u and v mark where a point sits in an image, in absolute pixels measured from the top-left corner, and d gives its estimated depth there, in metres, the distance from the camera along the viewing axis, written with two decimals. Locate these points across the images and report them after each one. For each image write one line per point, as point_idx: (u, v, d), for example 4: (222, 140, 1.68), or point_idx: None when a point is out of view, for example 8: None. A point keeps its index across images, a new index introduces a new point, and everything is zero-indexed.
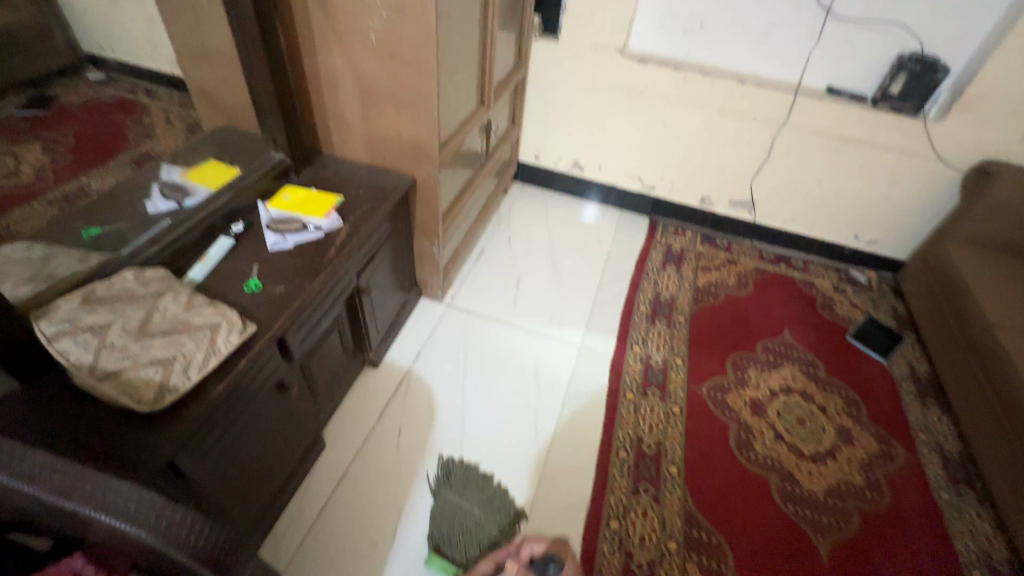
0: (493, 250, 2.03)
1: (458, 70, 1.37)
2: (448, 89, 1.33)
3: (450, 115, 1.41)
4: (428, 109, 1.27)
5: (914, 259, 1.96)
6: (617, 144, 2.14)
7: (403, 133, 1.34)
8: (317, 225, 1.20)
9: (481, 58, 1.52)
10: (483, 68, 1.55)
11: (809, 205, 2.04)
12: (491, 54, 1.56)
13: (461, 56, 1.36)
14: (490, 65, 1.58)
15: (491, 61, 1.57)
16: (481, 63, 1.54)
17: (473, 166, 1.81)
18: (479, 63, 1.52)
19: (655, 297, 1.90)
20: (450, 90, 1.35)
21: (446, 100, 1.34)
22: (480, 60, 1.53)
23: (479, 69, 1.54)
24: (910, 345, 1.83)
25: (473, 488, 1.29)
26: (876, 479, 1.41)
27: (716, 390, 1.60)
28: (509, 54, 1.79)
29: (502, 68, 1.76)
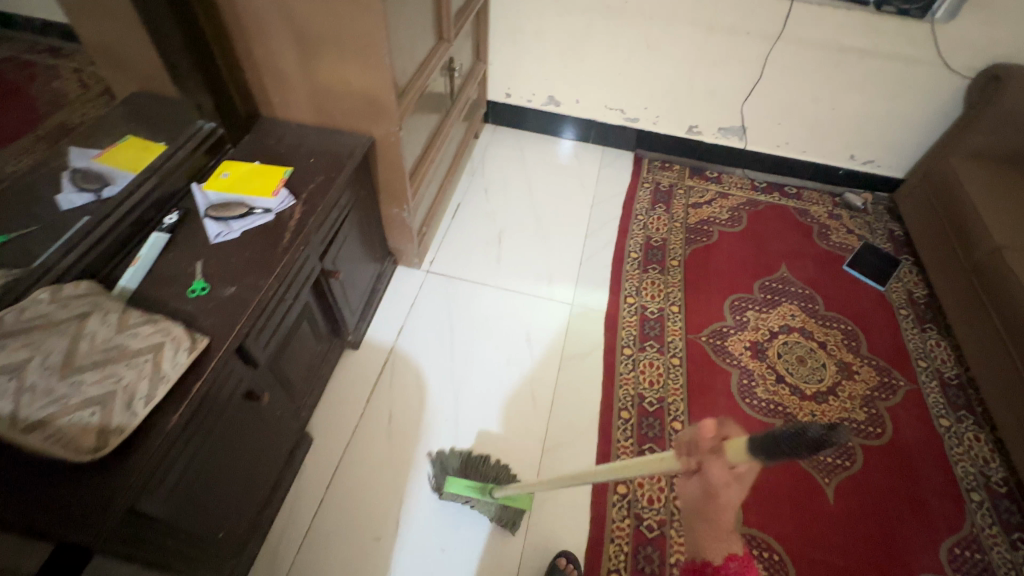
0: (469, 205, 1.87)
1: (409, 3, 1.15)
2: (399, 29, 1.13)
3: (405, 59, 1.20)
4: (377, 56, 1.07)
5: (913, 177, 1.86)
6: (596, 73, 1.93)
7: (351, 87, 1.14)
8: (265, 207, 1.04)
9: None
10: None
11: (804, 127, 1.90)
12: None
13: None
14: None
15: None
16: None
17: (439, 113, 1.62)
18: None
19: (647, 242, 1.79)
20: (402, 29, 1.14)
21: (398, 42, 1.14)
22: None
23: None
24: (907, 269, 1.78)
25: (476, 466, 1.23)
26: (877, 413, 1.41)
27: (715, 337, 1.55)
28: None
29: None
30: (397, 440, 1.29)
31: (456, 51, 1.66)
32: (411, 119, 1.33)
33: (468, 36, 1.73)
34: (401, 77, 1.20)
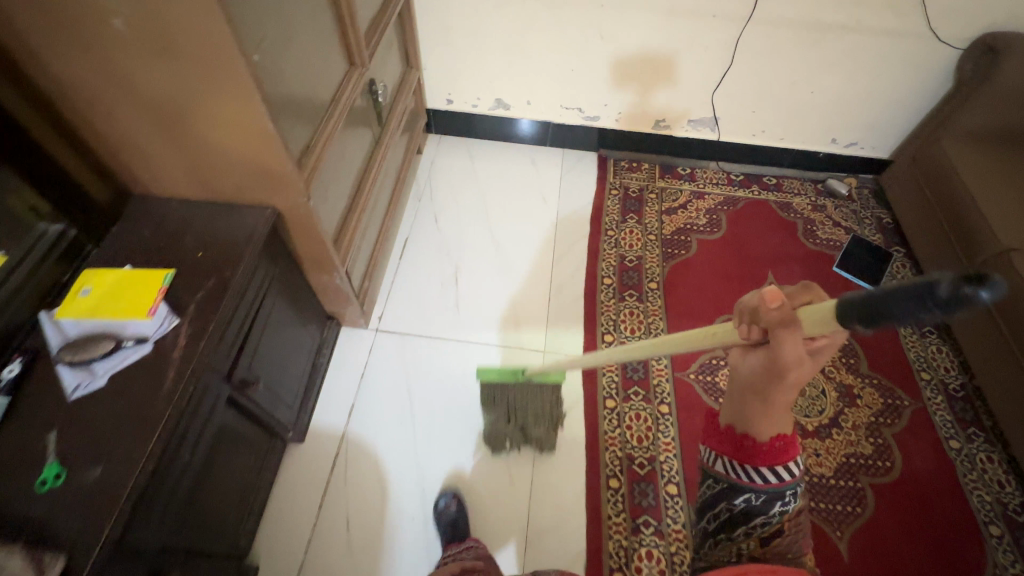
0: (418, 239, 1.65)
1: (294, 40, 0.90)
2: (285, 77, 0.88)
3: (304, 111, 0.96)
4: (260, 124, 0.83)
5: (903, 158, 1.70)
6: (546, 70, 1.69)
7: (237, 159, 0.90)
8: (139, 336, 0.81)
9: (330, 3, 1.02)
10: (339, 17, 1.07)
11: (781, 113, 1.71)
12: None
13: (293, 16, 0.89)
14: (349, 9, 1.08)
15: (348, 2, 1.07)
16: (334, 11, 1.05)
17: (368, 146, 1.37)
18: (330, 12, 1.03)
19: (621, 263, 1.61)
20: (290, 76, 0.90)
21: (288, 95, 0.89)
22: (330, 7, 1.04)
23: (334, 21, 1.05)
24: (900, 262, 1.65)
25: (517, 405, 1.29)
26: (884, 442, 1.29)
27: (704, 372, 1.40)
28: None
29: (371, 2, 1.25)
30: (359, 551, 1.13)
31: (380, 67, 1.40)
32: (327, 174, 1.09)
33: (391, 44, 1.47)
34: (301, 133, 0.96)
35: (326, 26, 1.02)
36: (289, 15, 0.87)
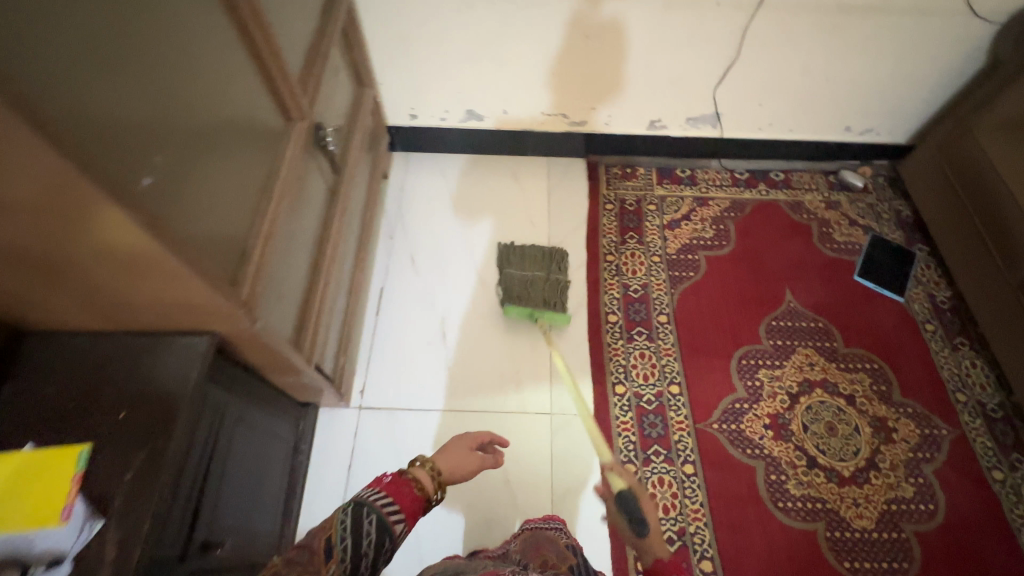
0: (395, 287, 1.45)
1: (192, 135, 0.68)
2: (190, 190, 0.67)
3: (221, 214, 0.74)
4: (164, 267, 0.61)
5: (926, 145, 1.53)
6: (521, 76, 1.44)
7: (146, 299, 0.69)
8: (53, 555, 0.63)
9: (237, 63, 0.80)
10: (253, 74, 0.84)
11: (791, 103, 1.50)
12: (252, 42, 0.82)
13: (182, 104, 0.67)
14: (264, 62, 0.85)
15: (263, 54, 0.84)
16: (246, 70, 0.82)
17: (323, 203, 1.16)
18: (239, 73, 0.80)
19: (625, 295, 1.44)
20: (197, 185, 0.69)
21: (199, 209, 0.68)
22: (243, 65, 0.81)
23: (247, 82, 0.83)
24: (924, 263, 1.51)
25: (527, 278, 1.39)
26: (925, 482, 1.20)
27: (727, 420, 1.27)
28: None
29: (300, 33, 1.01)
30: None
31: (324, 103, 1.16)
32: (273, 271, 0.89)
33: (334, 71, 1.22)
34: (229, 246, 0.76)
35: (235, 95, 0.79)
36: (178, 105, 0.66)
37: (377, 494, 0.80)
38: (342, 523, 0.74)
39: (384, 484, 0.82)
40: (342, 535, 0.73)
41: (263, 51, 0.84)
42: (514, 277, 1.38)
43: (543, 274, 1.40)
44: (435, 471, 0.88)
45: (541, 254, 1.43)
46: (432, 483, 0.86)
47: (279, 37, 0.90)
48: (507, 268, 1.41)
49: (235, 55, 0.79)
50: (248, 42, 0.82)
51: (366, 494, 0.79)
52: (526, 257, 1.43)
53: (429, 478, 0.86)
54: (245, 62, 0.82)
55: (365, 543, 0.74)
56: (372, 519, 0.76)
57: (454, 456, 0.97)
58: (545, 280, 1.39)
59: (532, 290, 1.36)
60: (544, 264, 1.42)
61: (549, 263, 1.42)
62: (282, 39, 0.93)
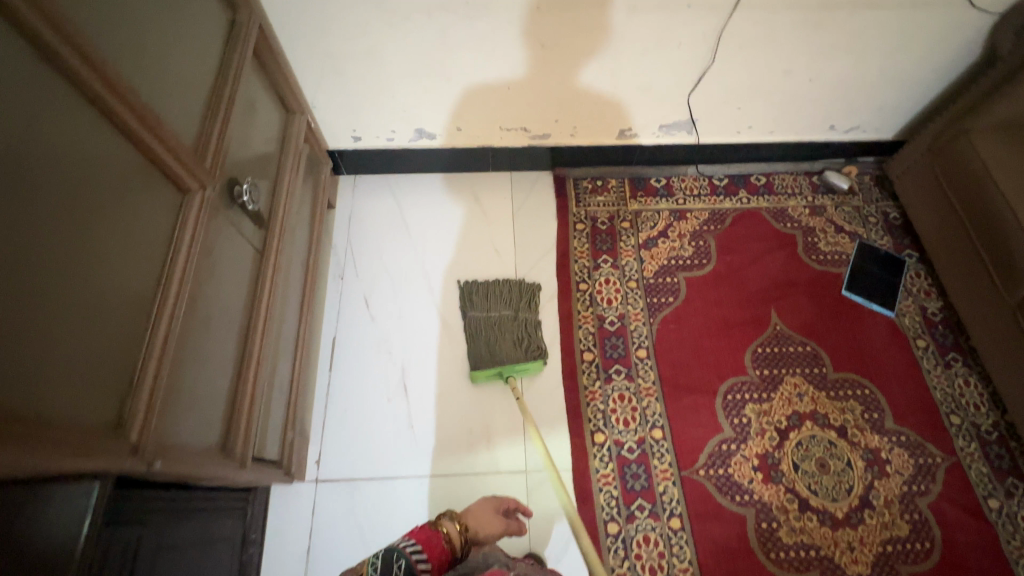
0: (349, 337, 1.32)
1: (25, 267, 0.52)
2: (20, 344, 0.52)
3: (79, 348, 0.59)
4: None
5: (918, 143, 1.41)
6: (474, 90, 1.28)
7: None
8: None
9: (97, 145, 0.63)
10: (124, 153, 0.67)
11: (772, 106, 1.37)
12: (115, 115, 0.65)
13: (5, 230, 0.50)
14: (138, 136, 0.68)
15: (134, 127, 0.67)
16: (112, 151, 0.65)
17: (252, 266, 1.00)
18: (101, 157, 0.63)
19: (601, 328, 1.33)
20: (38, 328, 0.54)
21: (41, 359, 0.54)
22: (112, 143, 0.65)
23: (116, 164, 0.66)
24: (914, 271, 1.43)
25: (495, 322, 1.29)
26: (921, 518, 1.14)
27: (715, 464, 1.19)
28: (187, 34, 0.83)
29: (190, 79, 0.83)
30: None
31: (238, 151, 0.99)
32: (180, 381, 0.75)
33: (248, 106, 1.05)
34: (104, 384, 0.62)
35: (98, 186, 0.63)
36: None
37: (408, 540, 0.86)
38: (375, 566, 0.79)
39: (416, 530, 0.89)
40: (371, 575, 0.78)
41: (134, 123, 0.67)
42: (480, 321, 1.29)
43: (511, 313, 1.31)
44: (463, 527, 0.93)
45: (505, 287, 1.34)
46: (459, 537, 0.91)
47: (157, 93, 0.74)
48: (472, 311, 1.31)
49: (91, 137, 0.62)
50: (109, 115, 0.64)
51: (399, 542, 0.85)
52: (489, 292, 1.34)
53: (456, 531, 0.92)
54: (110, 140, 0.65)
55: None
56: (400, 563, 0.80)
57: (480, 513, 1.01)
58: (511, 319, 1.30)
59: (499, 334, 1.27)
60: (509, 299, 1.32)
61: (514, 295, 1.33)
62: (160, 97, 0.75)
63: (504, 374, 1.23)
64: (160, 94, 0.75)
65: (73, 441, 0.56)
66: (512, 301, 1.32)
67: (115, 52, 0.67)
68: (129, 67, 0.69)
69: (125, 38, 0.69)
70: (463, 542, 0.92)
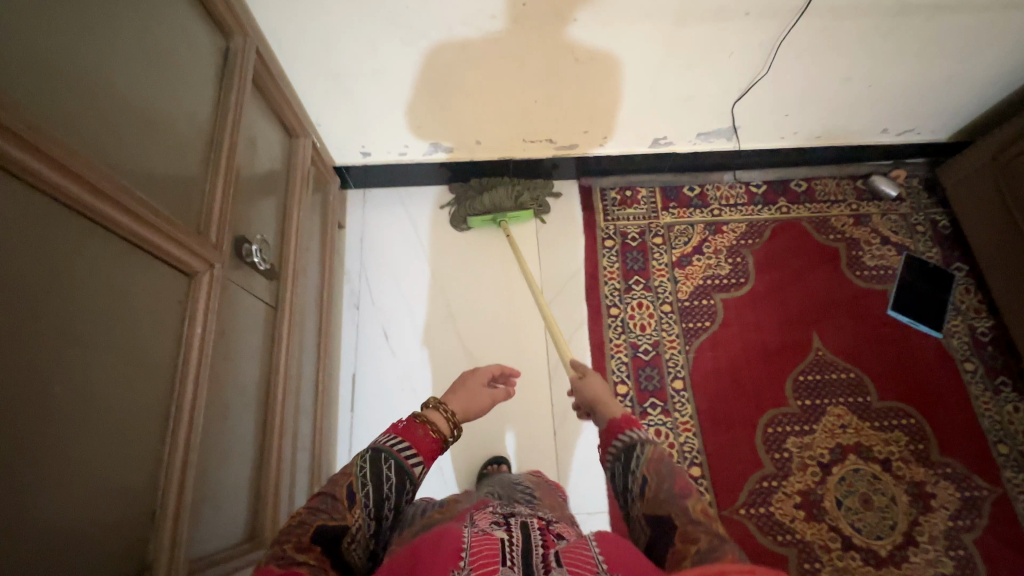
0: (369, 374, 1.26)
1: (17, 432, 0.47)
2: (23, 522, 0.46)
3: (87, 497, 0.53)
4: None
5: (983, 150, 1.29)
6: (497, 102, 1.16)
7: None
8: None
9: (85, 261, 0.56)
10: (117, 257, 0.60)
11: (823, 111, 1.25)
12: (102, 218, 0.57)
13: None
14: (130, 232, 0.61)
15: (124, 225, 0.60)
16: (104, 259, 0.58)
17: (265, 324, 0.92)
18: (92, 272, 0.57)
19: (634, 357, 1.26)
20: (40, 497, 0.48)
21: (47, 527, 0.49)
22: (99, 250, 0.58)
23: (109, 274, 0.59)
24: (962, 286, 1.35)
25: (494, 178, 1.37)
26: (966, 554, 1.12)
27: (755, 502, 1.15)
28: (172, 90, 0.74)
29: (181, 143, 0.74)
30: None
31: (246, 201, 0.90)
32: (203, 488, 0.69)
33: (252, 146, 0.94)
34: (119, 528, 0.56)
35: (91, 308, 0.56)
36: None
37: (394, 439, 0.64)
38: (365, 472, 0.59)
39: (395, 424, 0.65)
40: (363, 482, 0.59)
41: (125, 219, 0.60)
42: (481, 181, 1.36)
43: (510, 187, 1.34)
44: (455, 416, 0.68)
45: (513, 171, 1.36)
46: (450, 425, 0.67)
47: (142, 171, 0.66)
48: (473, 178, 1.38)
49: (76, 252, 0.55)
50: (94, 219, 0.57)
51: (380, 441, 0.63)
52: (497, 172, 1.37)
53: (445, 418, 0.67)
54: (100, 248, 0.58)
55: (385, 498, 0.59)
56: (390, 465, 0.60)
57: (465, 398, 0.75)
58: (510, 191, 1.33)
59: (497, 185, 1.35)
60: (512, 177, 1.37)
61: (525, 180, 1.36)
62: (148, 177, 0.67)
63: (496, 220, 1.36)
64: (149, 171, 0.67)
65: None
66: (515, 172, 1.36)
67: (90, 137, 0.58)
68: (109, 151, 0.61)
69: (101, 118, 0.61)
70: (453, 431, 0.68)
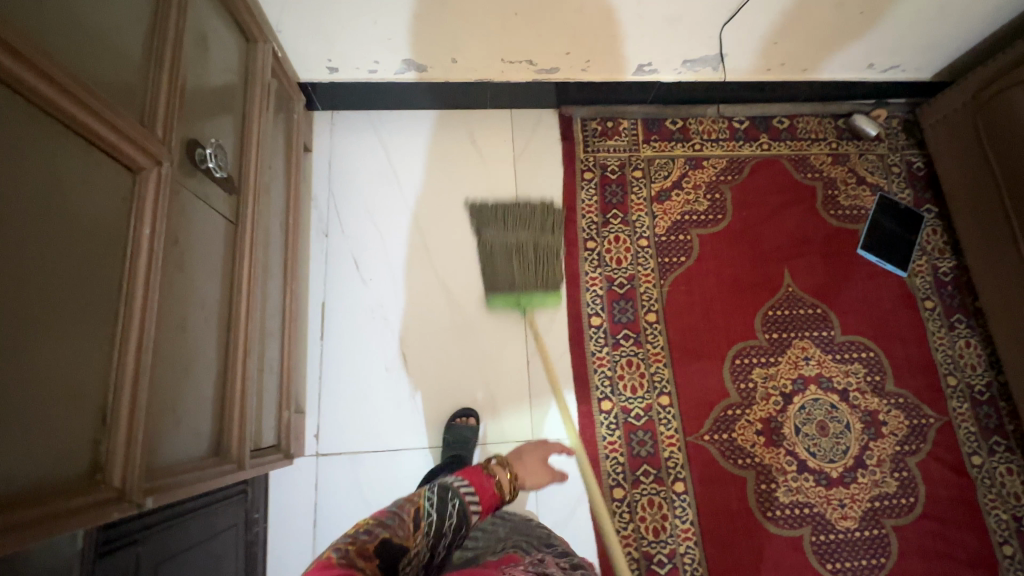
0: (339, 304, 1.22)
1: None
2: None
3: (29, 391, 0.50)
4: None
5: (963, 90, 1.28)
6: (476, 16, 1.08)
7: None
8: None
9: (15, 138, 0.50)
10: (48, 140, 0.54)
11: (810, 42, 1.21)
12: (27, 88, 0.50)
13: None
14: (60, 110, 0.54)
15: (53, 101, 0.53)
16: (34, 141, 0.52)
17: (226, 242, 0.87)
18: (15, 149, 0.50)
19: (609, 291, 1.26)
20: None
21: None
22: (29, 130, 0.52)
23: (40, 158, 0.53)
24: (930, 227, 1.37)
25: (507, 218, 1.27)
26: (908, 475, 1.19)
27: (719, 429, 1.19)
28: None
29: (116, 22, 0.66)
30: None
31: (198, 104, 0.83)
32: (159, 396, 0.67)
33: (202, 44, 0.86)
34: (68, 426, 0.54)
35: (21, 190, 0.50)
36: None
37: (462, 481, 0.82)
38: (432, 503, 0.74)
39: (465, 472, 0.85)
40: (430, 509, 0.73)
41: (53, 95, 0.53)
42: (494, 241, 1.24)
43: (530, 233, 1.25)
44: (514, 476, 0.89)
45: (522, 209, 1.27)
46: (509, 484, 0.88)
47: (74, 50, 0.59)
48: (485, 230, 1.26)
49: None
50: (21, 91, 0.51)
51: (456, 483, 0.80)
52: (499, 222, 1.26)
53: (506, 478, 0.88)
54: (29, 127, 0.52)
55: (448, 525, 0.74)
56: (454, 505, 0.77)
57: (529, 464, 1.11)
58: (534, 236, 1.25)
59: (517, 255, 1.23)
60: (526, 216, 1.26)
61: (529, 214, 1.26)
62: (80, 55, 0.60)
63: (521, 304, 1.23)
64: (79, 50, 0.59)
65: (43, 497, 0.50)
66: (528, 210, 1.27)
67: None
68: (33, 21, 0.53)
69: None
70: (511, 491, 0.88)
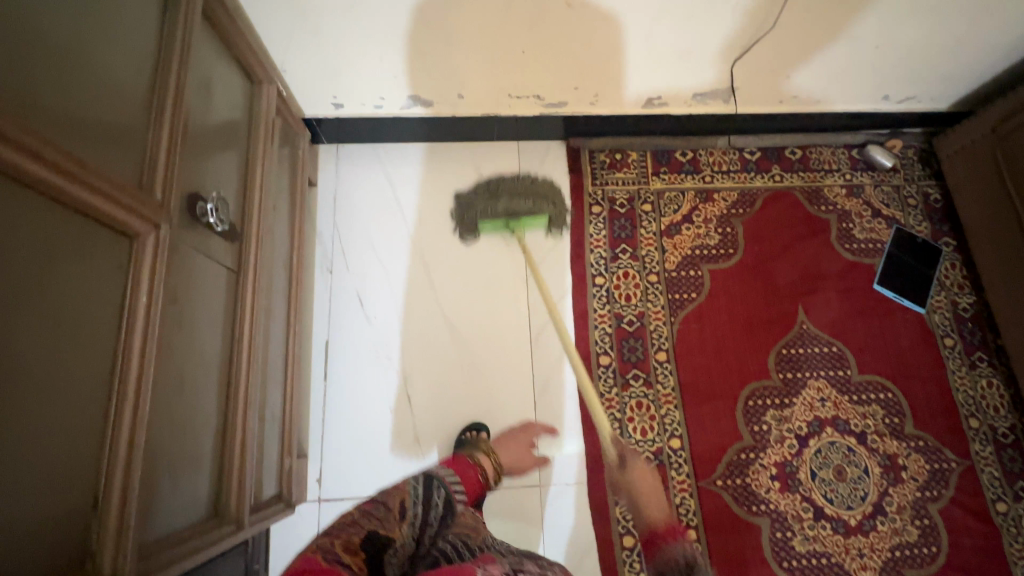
0: (343, 342, 1.20)
1: None
2: None
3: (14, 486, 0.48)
4: None
5: (982, 122, 1.25)
6: (482, 54, 1.07)
7: None
8: None
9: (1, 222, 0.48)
10: (38, 219, 0.52)
11: (823, 75, 1.18)
12: (16, 170, 0.49)
13: None
14: (52, 187, 0.52)
15: (45, 179, 0.51)
16: (22, 222, 0.50)
17: (227, 293, 0.86)
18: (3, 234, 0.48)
19: (618, 328, 1.23)
20: None
21: None
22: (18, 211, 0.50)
23: (29, 239, 0.51)
24: (949, 262, 1.33)
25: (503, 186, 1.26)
26: (930, 523, 1.15)
27: (733, 474, 1.16)
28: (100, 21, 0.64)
29: (114, 83, 0.65)
30: None
31: (200, 153, 0.81)
32: (154, 467, 0.65)
33: (204, 90, 0.84)
34: (55, 516, 0.52)
35: (8, 275, 0.48)
36: None
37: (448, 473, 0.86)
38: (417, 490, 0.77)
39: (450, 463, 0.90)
40: (415, 500, 0.75)
41: (45, 173, 0.51)
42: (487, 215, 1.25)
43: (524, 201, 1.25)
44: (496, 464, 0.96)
45: (516, 184, 1.27)
46: (493, 474, 0.95)
47: (68, 117, 0.57)
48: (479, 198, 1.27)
49: None
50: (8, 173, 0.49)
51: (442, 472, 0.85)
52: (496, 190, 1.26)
53: (492, 468, 0.95)
54: (17, 209, 0.50)
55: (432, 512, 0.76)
56: (440, 494, 0.80)
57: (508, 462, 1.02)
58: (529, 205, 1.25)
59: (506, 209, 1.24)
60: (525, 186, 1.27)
61: (531, 188, 1.26)
62: (75, 123, 0.58)
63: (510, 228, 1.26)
64: (74, 118, 0.58)
65: None
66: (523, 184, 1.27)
67: None
68: (24, 96, 0.52)
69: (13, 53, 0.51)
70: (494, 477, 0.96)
